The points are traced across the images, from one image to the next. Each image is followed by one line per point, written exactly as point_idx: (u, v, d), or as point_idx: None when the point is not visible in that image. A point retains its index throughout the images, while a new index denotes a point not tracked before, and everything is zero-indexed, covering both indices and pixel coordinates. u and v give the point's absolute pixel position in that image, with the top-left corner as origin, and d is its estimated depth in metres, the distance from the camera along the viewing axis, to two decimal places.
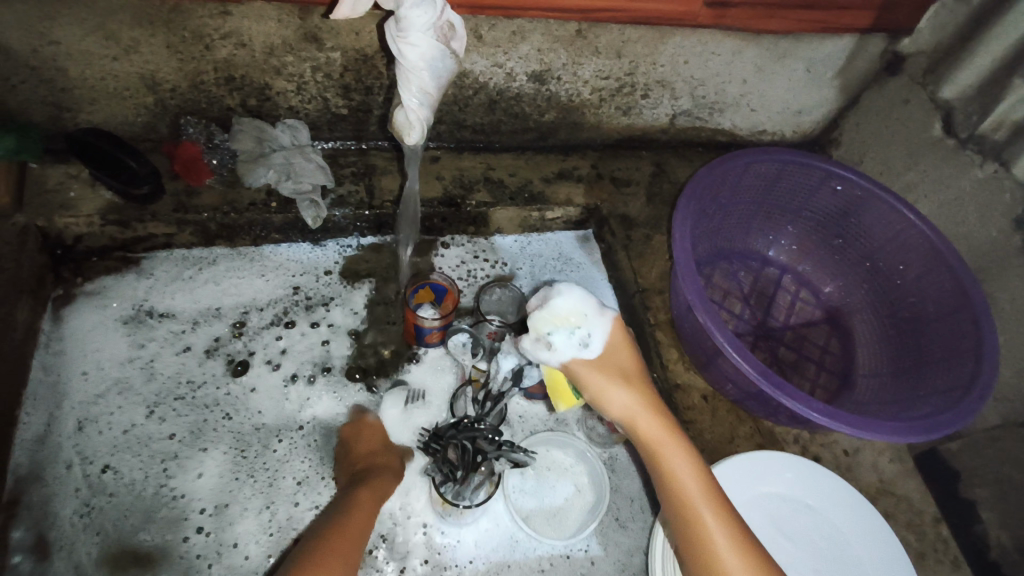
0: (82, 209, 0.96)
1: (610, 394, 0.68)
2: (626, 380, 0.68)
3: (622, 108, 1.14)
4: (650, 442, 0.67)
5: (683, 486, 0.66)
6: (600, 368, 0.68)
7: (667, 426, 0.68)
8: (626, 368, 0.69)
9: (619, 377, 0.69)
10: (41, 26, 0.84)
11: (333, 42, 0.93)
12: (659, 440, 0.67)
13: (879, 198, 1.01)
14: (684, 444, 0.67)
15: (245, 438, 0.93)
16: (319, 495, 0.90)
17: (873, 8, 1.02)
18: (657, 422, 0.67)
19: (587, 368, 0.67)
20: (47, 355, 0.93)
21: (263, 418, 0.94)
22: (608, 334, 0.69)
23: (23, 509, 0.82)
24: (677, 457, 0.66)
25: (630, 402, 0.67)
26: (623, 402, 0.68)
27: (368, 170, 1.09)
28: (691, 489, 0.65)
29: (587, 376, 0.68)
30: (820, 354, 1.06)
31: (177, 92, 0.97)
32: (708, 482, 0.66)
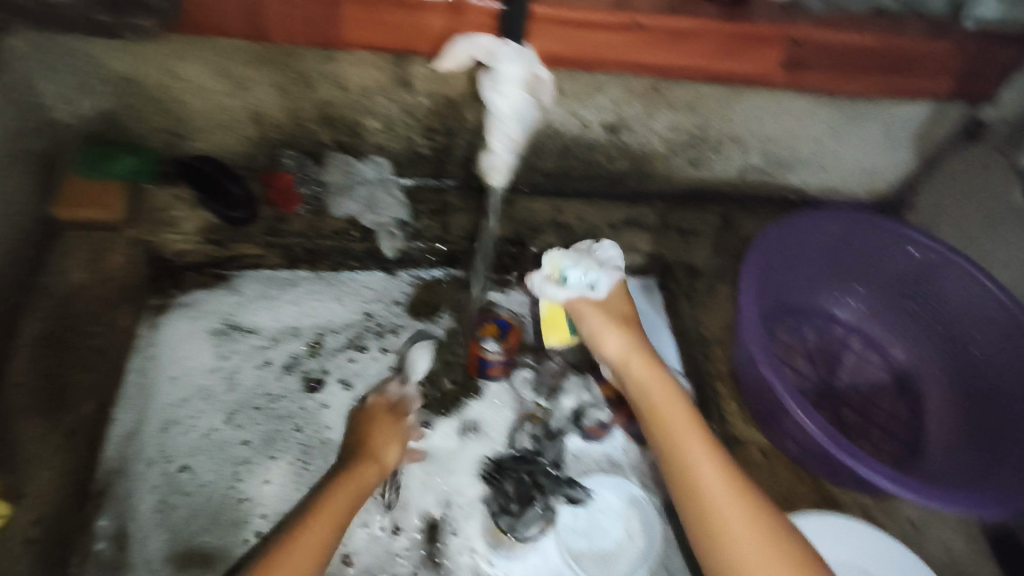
0: (184, 228, 1.05)
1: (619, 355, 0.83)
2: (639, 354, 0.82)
3: (693, 161, 1.16)
4: (660, 416, 0.77)
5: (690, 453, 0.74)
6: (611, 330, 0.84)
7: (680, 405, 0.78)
8: (624, 316, 0.86)
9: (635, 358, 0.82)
10: (170, 64, 0.94)
11: (424, 87, 1.00)
12: (671, 416, 0.77)
13: (956, 266, 0.99)
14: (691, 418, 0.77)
15: (311, 451, 0.98)
16: (371, 516, 0.90)
17: (955, 75, 1.02)
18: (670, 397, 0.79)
19: (588, 305, 0.85)
20: (142, 358, 1.01)
21: (329, 434, 1.00)
22: (612, 283, 0.86)
23: (108, 500, 0.88)
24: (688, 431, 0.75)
25: (623, 343, 0.83)
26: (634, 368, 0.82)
27: (444, 207, 1.14)
28: (676, 424, 0.76)
29: (587, 312, 0.85)
30: (888, 420, 1.03)
31: (279, 127, 1.05)
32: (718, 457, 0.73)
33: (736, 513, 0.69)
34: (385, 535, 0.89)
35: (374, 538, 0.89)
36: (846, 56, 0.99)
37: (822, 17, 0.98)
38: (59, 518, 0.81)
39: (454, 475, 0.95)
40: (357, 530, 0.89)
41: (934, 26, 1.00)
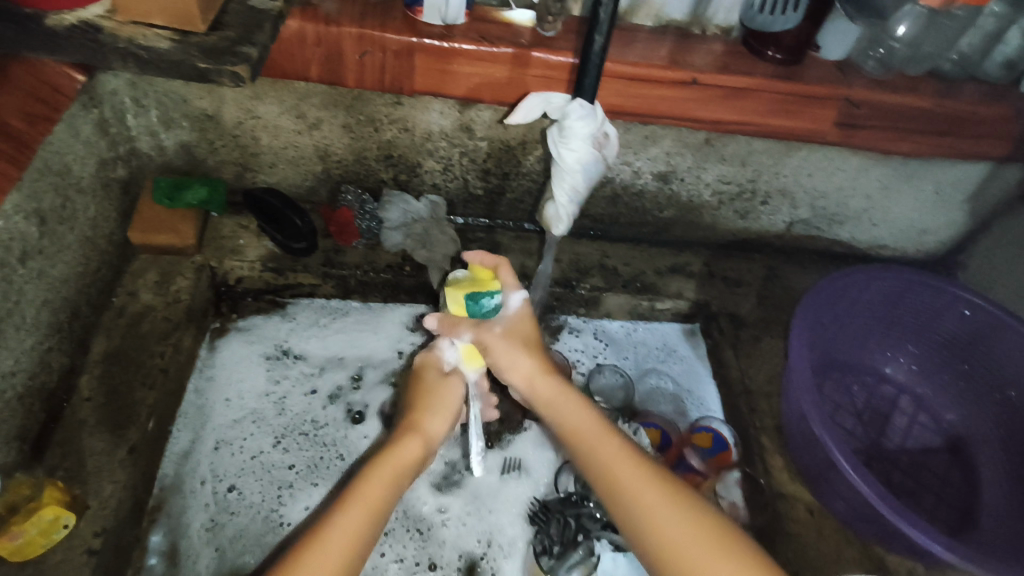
0: (248, 255, 1.09)
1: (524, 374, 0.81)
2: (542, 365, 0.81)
3: (740, 212, 1.18)
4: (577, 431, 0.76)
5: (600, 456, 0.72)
6: (520, 351, 0.81)
7: (590, 413, 0.77)
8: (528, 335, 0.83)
9: (545, 388, 0.80)
10: (250, 104, 1.01)
11: (484, 133, 1.04)
12: (583, 426, 0.75)
13: (1011, 329, 0.97)
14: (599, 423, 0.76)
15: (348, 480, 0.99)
16: (405, 549, 0.91)
17: (1011, 139, 1.02)
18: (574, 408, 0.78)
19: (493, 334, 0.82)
20: (200, 379, 1.05)
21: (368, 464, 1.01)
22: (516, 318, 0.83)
23: (163, 516, 0.91)
24: (598, 437, 0.74)
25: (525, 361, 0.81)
26: (540, 390, 0.80)
27: (493, 247, 1.18)
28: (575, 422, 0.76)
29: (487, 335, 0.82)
30: (940, 485, 1.00)
31: (342, 164, 1.11)
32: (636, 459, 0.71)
33: (673, 519, 0.65)
34: (422, 570, 0.89)
35: (410, 570, 0.89)
36: (901, 117, 1.00)
37: (878, 78, 0.99)
38: (118, 530, 0.83)
39: (491, 514, 0.95)
40: (392, 564, 0.89)
41: (991, 90, 1.01)
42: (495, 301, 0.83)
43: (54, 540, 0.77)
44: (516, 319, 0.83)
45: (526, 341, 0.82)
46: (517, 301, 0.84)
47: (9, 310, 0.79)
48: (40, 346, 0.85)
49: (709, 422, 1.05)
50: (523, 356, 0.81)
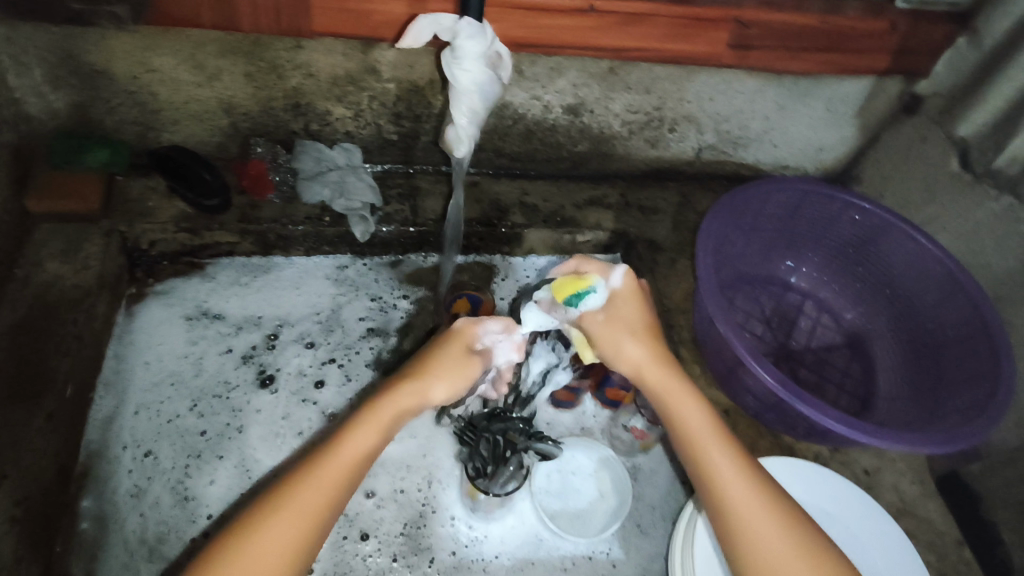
0: (158, 217, 1.06)
1: (636, 364, 0.75)
2: (665, 362, 0.76)
3: (651, 140, 1.22)
4: (694, 437, 0.73)
5: (714, 464, 0.71)
6: (626, 340, 0.76)
7: (713, 429, 0.73)
8: (631, 322, 0.76)
9: (663, 382, 0.75)
10: (142, 56, 0.96)
11: (390, 73, 1.03)
12: (704, 437, 0.73)
13: (897, 229, 1.06)
14: (718, 431, 0.73)
15: (254, 448, 0.97)
16: None
17: (890, 53, 1.09)
18: (694, 410, 0.74)
19: (603, 321, 0.76)
20: (119, 345, 1.03)
21: (283, 425, 1.00)
22: (629, 308, 0.77)
23: (92, 481, 0.90)
24: (712, 448, 0.72)
25: (638, 356, 0.75)
26: (655, 381, 0.75)
27: (413, 191, 1.18)
28: (698, 430, 0.73)
29: (597, 327, 0.76)
30: (841, 377, 1.09)
31: (249, 116, 1.08)
32: (750, 473, 0.71)
33: (774, 534, 0.67)
34: (351, 542, 0.89)
35: (335, 542, 0.89)
36: (790, 36, 1.05)
37: None
38: (44, 496, 0.82)
39: (418, 461, 0.97)
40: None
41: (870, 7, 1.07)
42: (598, 292, 0.75)
43: None
44: (619, 300, 0.77)
45: (637, 327, 0.77)
46: (619, 278, 0.77)
47: None
48: None
49: None
50: (636, 345, 0.76)
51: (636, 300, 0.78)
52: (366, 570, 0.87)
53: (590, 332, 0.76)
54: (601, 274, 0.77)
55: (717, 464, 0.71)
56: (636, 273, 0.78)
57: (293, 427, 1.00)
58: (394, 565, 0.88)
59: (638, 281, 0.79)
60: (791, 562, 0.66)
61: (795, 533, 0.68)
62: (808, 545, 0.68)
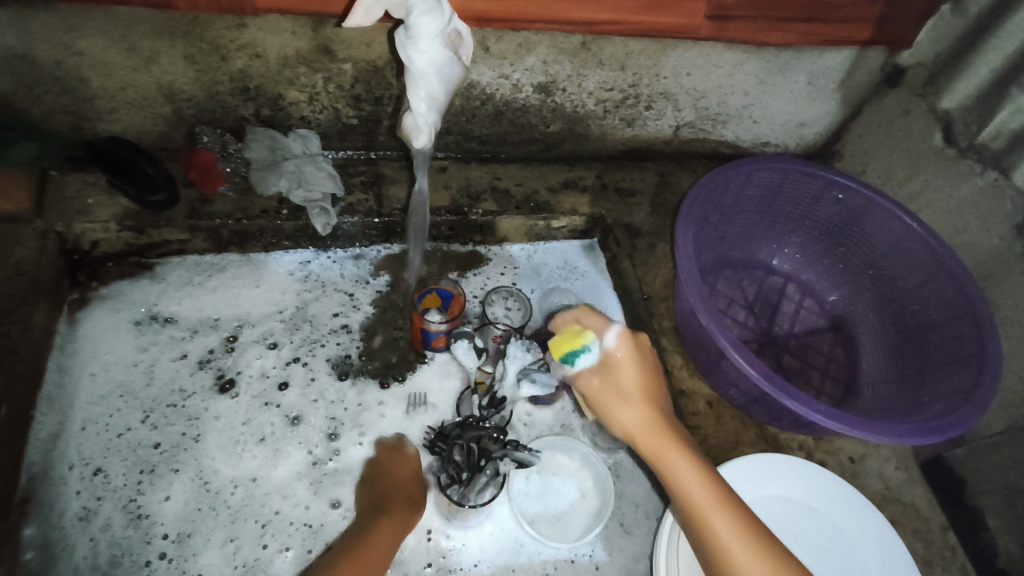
0: (98, 215, 0.98)
1: (630, 429, 0.69)
2: (661, 423, 0.69)
3: (627, 119, 1.16)
4: (697, 508, 0.66)
5: (721, 537, 0.65)
6: (620, 403, 0.69)
7: (715, 491, 0.67)
8: (624, 383, 0.69)
9: (660, 449, 0.68)
10: (66, 38, 0.87)
11: (345, 53, 0.96)
12: (705, 502, 0.66)
13: (881, 209, 1.02)
14: (721, 497, 0.67)
15: (212, 459, 0.91)
16: (290, 537, 0.87)
17: (873, 22, 1.04)
18: (696, 477, 0.67)
19: (598, 386, 0.70)
20: (61, 356, 0.95)
21: (243, 431, 0.94)
22: (626, 370, 0.70)
23: (35, 507, 0.83)
24: (717, 517, 0.65)
25: (632, 419, 0.69)
26: (652, 449, 0.68)
27: (377, 179, 1.11)
28: (699, 496, 0.66)
29: (594, 391, 0.71)
30: (825, 361, 1.06)
31: (194, 102, 1.00)
32: (763, 545, 0.65)
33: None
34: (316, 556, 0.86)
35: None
36: (769, 6, 0.99)
37: None
38: None
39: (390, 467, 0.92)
40: (277, 555, 0.86)
41: None
42: (592, 352, 0.70)
43: None
44: (613, 364, 0.70)
45: (631, 390, 0.69)
46: (613, 339, 0.71)
47: None
48: None
49: None
50: (628, 410, 0.69)
51: (631, 361, 0.70)
52: None
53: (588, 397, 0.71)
54: (597, 330, 0.72)
55: (724, 536, 0.65)
56: (631, 330, 0.72)
57: (255, 433, 0.94)
58: None
59: (636, 339, 0.72)
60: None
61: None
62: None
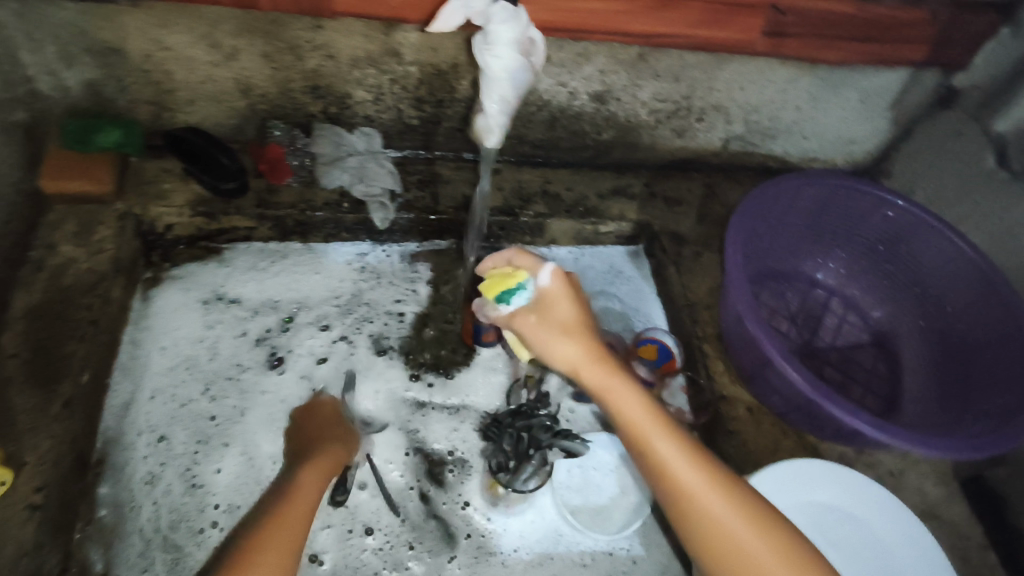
0: (174, 200, 1.04)
1: (572, 363, 0.68)
2: (599, 353, 0.68)
3: (677, 130, 1.19)
4: (638, 430, 0.66)
5: (665, 456, 0.64)
6: (559, 335, 0.68)
7: (654, 412, 0.67)
8: (564, 317, 0.69)
9: (600, 377, 0.67)
10: (156, 34, 0.93)
11: (412, 56, 1.00)
12: (644, 423, 0.66)
13: (930, 227, 1.03)
14: (663, 420, 0.67)
15: (257, 434, 0.96)
16: (330, 516, 0.89)
17: (928, 43, 1.05)
18: (635, 401, 0.67)
19: (535, 323, 0.69)
20: (135, 330, 1.01)
21: (283, 408, 0.99)
22: (562, 304, 0.70)
23: (109, 468, 0.89)
24: (660, 436, 0.65)
25: (571, 351, 0.68)
26: (593, 378, 0.68)
27: (434, 178, 1.16)
28: (640, 419, 0.66)
29: (530, 327, 0.70)
30: (867, 376, 1.07)
31: (267, 98, 1.05)
32: (704, 461, 0.65)
33: (736, 522, 0.62)
34: (356, 536, 0.88)
35: (340, 535, 0.87)
36: (825, 25, 1.01)
37: None
38: (61, 484, 0.81)
39: (436, 453, 0.96)
40: (318, 532, 0.87)
41: None
42: (528, 291, 0.71)
43: None
44: (551, 300, 0.70)
45: (568, 323, 0.69)
46: (548, 277, 0.71)
47: None
48: None
49: (654, 333, 1.05)
50: (567, 342, 0.68)
51: (565, 296, 0.71)
52: (379, 563, 0.86)
53: (527, 335, 0.70)
54: (530, 270, 0.72)
55: (668, 455, 0.65)
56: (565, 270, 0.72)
57: (294, 410, 0.99)
58: (411, 553, 0.87)
59: (570, 278, 0.73)
60: (747, 547, 0.61)
61: (753, 516, 0.63)
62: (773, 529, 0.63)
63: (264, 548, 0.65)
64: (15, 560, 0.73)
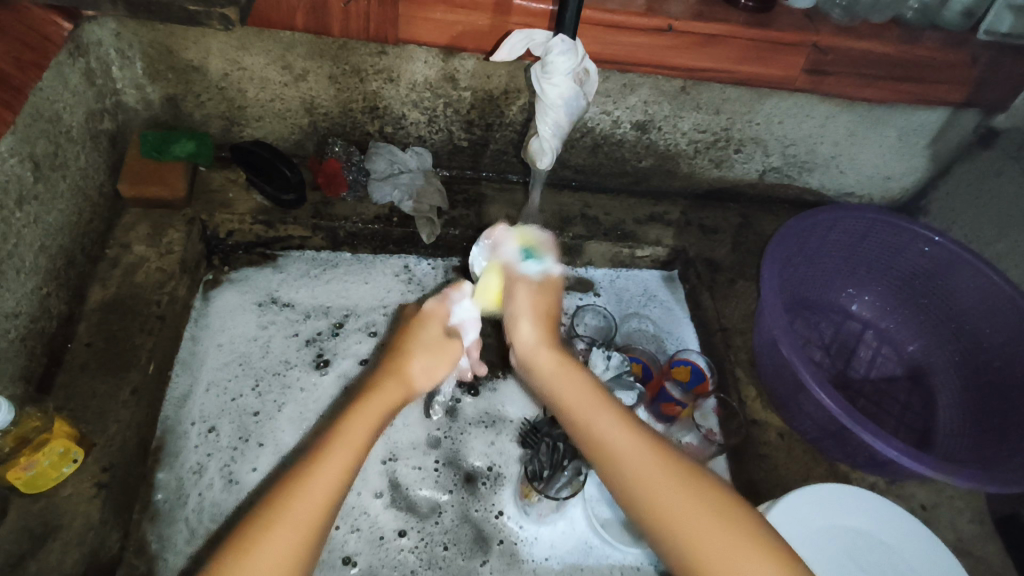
0: (238, 208, 1.11)
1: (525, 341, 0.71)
2: (547, 337, 0.70)
3: (715, 160, 1.22)
4: (574, 405, 0.65)
5: (594, 423, 0.62)
6: (526, 317, 0.72)
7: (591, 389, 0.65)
8: (529, 306, 0.73)
9: (545, 361, 0.69)
10: (236, 55, 1.02)
11: (467, 82, 1.07)
12: (580, 398, 0.65)
13: (968, 264, 1.04)
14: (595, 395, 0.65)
15: (286, 435, 1.00)
16: (360, 521, 0.91)
17: (968, 85, 1.08)
18: (573, 379, 0.67)
19: (528, 285, 0.74)
20: (195, 327, 1.07)
21: (311, 408, 1.03)
22: (547, 284, 0.75)
23: (165, 455, 0.94)
24: (592, 409, 0.64)
25: (528, 334, 0.71)
26: (539, 359, 0.69)
27: (479, 198, 1.21)
28: (572, 395, 0.65)
29: (512, 300, 0.73)
30: (900, 410, 1.08)
31: (329, 116, 1.12)
32: (640, 432, 0.61)
33: (669, 490, 0.57)
34: (387, 540, 0.90)
35: (372, 542, 0.90)
36: (866, 64, 1.05)
37: (844, 25, 1.04)
38: (126, 467, 0.86)
39: (471, 463, 0.99)
40: (348, 536, 0.90)
41: (949, 38, 1.06)
42: (536, 264, 0.76)
43: (63, 474, 0.80)
44: (544, 274, 0.75)
45: (529, 309, 0.72)
46: (542, 269, 0.75)
47: (9, 252, 0.81)
48: (39, 291, 0.88)
49: (687, 354, 1.08)
50: (527, 325, 0.71)
51: (541, 285, 0.74)
52: (415, 561, 0.89)
53: (506, 308, 0.74)
54: (541, 250, 0.78)
55: (597, 420, 0.62)
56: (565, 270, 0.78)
57: (318, 411, 1.03)
58: (445, 554, 0.90)
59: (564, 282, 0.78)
60: (688, 522, 0.55)
61: (687, 488, 0.57)
62: (713, 498, 0.57)
63: (276, 521, 0.54)
64: (82, 534, 0.78)
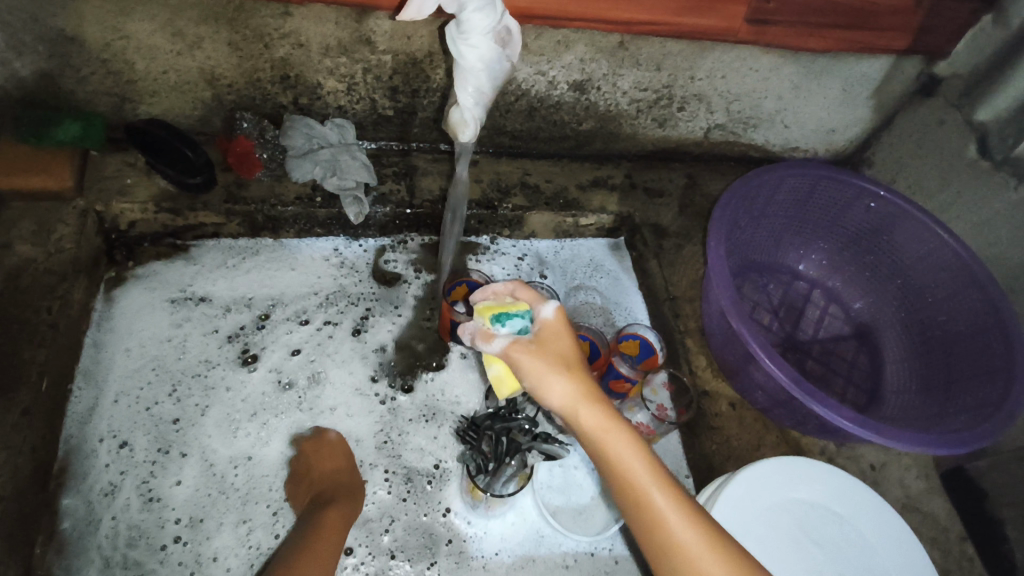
0: (137, 195, 0.99)
1: (566, 402, 0.60)
2: (592, 394, 0.61)
3: (658, 119, 1.16)
4: (631, 479, 0.59)
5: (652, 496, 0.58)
6: (556, 373, 0.61)
7: (648, 459, 0.59)
8: (562, 355, 0.62)
9: (597, 421, 0.60)
10: (114, 21, 0.88)
11: (386, 45, 0.96)
12: (639, 472, 0.58)
13: (915, 219, 1.03)
14: (660, 472, 0.59)
15: (212, 440, 0.92)
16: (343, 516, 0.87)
17: (912, 31, 1.04)
18: (633, 452, 0.59)
19: (528, 353, 0.62)
20: (97, 332, 0.97)
21: (240, 409, 0.95)
22: (551, 334, 0.64)
23: (70, 478, 0.86)
24: (652, 481, 0.58)
25: (569, 391, 0.60)
26: (588, 420, 0.60)
27: (409, 170, 1.13)
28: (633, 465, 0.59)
29: (520, 359, 0.62)
30: (849, 368, 1.07)
31: (234, 88, 1.00)
32: (697, 514, 0.58)
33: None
34: None
35: None
36: (809, 12, 0.99)
37: None
38: (21, 496, 0.78)
39: (416, 461, 0.94)
40: None
41: None
42: (524, 320, 0.65)
43: None
44: (548, 332, 0.65)
45: (560, 360, 0.62)
46: (547, 309, 0.66)
47: None
48: None
49: (635, 328, 1.03)
50: (562, 378, 0.61)
51: (563, 330, 0.65)
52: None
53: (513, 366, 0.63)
54: (530, 303, 0.67)
55: (655, 504, 0.58)
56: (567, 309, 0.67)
57: (249, 410, 0.95)
58: (393, 561, 0.85)
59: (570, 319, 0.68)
60: None
61: None
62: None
63: None
64: None
